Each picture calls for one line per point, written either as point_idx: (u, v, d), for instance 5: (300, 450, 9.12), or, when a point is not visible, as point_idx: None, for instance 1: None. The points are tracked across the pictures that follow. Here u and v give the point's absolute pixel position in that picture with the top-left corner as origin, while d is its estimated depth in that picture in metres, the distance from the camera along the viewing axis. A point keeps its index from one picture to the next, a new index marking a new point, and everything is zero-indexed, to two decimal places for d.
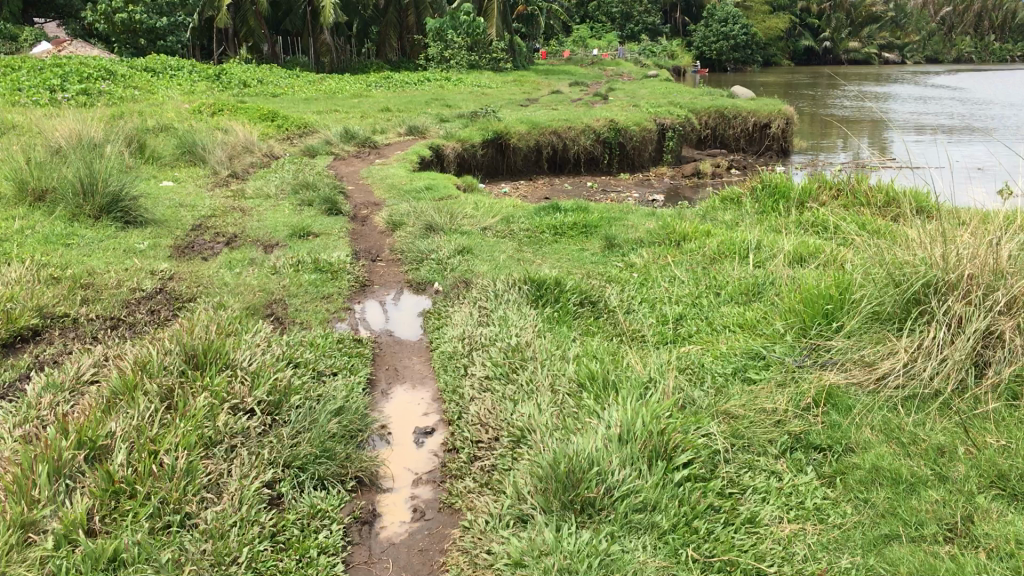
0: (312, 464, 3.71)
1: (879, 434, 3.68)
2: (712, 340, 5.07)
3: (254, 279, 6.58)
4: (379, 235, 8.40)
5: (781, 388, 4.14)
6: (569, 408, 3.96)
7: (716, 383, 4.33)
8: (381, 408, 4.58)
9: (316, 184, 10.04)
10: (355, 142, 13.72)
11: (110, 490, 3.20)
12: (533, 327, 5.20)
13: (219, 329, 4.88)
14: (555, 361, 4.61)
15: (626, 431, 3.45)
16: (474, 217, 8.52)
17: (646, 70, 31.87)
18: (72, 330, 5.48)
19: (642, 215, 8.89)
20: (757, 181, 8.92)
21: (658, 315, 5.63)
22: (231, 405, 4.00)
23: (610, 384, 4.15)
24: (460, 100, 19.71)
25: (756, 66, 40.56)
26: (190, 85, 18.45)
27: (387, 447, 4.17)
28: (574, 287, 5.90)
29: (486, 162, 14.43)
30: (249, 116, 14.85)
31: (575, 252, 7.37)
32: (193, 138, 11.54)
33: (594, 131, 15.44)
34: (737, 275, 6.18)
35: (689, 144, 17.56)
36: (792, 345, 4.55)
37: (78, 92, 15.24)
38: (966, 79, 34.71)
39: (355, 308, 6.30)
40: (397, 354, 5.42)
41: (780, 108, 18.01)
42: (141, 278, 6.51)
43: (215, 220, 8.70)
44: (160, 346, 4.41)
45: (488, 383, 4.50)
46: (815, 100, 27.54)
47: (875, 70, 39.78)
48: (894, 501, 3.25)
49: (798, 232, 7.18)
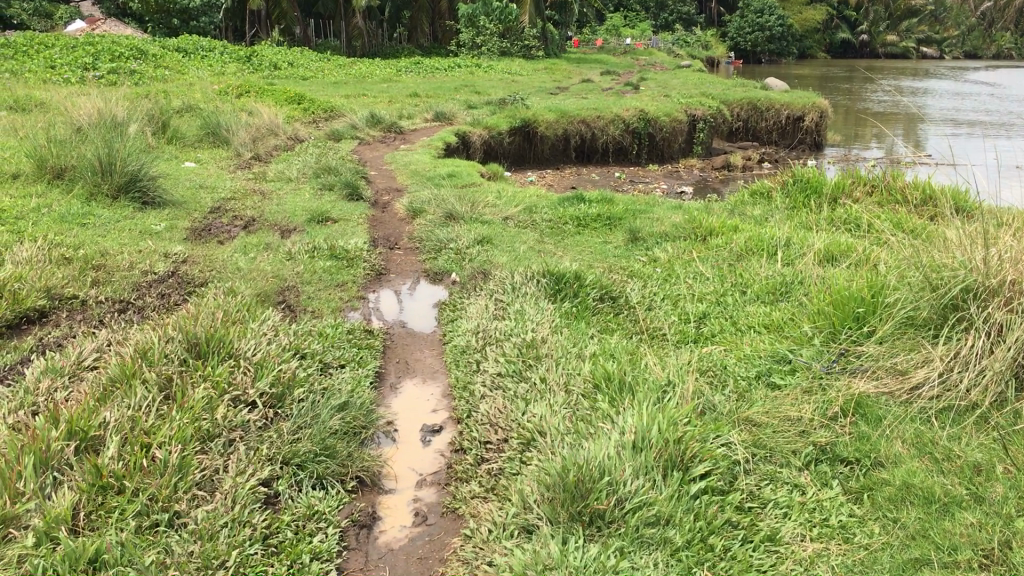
0: (311, 462, 3.56)
1: (911, 448, 3.46)
2: (736, 341, 4.86)
3: (268, 264, 6.44)
4: (398, 222, 8.25)
5: (806, 396, 3.93)
6: (582, 411, 3.77)
7: (739, 387, 4.14)
8: (389, 403, 4.42)
9: (338, 169, 9.89)
10: (381, 128, 13.56)
11: (97, 485, 3.06)
12: (549, 322, 5.02)
13: (226, 316, 4.74)
14: (571, 360, 4.43)
15: (640, 439, 3.27)
16: (496, 207, 8.34)
17: (678, 60, 31.47)
18: (80, 312, 5.37)
19: (668, 207, 8.66)
20: (789, 175, 8.67)
21: (681, 312, 5.44)
22: (231, 397, 3.87)
23: (626, 386, 3.96)
24: (489, 87, 19.49)
25: (791, 59, 39.97)
26: (220, 66, 18.38)
27: (392, 445, 4.01)
28: (594, 282, 5.70)
29: (513, 149, 14.25)
30: (275, 98, 14.73)
31: (597, 245, 7.17)
32: (216, 119, 11.43)
33: (623, 121, 15.18)
34: (765, 273, 5.96)
35: (721, 136, 17.27)
36: (820, 349, 4.34)
37: (108, 70, 15.22)
38: (1006, 75, 33.93)
39: (369, 296, 6.15)
40: (409, 346, 5.26)
41: (815, 101, 17.62)
42: (154, 260, 6.40)
43: (234, 202, 8.59)
44: (163, 333, 4.28)
45: (500, 380, 4.33)
46: (850, 93, 27.06)
47: (912, 65, 39.03)
48: (926, 522, 3.03)
49: (830, 230, 6.93)
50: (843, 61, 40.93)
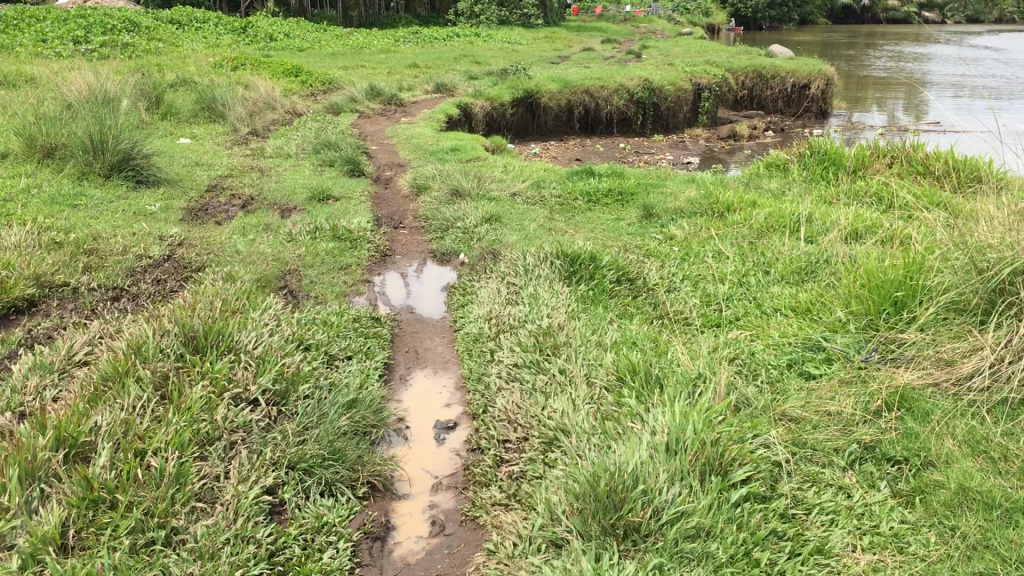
0: (319, 467, 3.31)
1: (963, 446, 3.19)
2: (763, 326, 4.61)
3: (268, 247, 6.17)
4: (402, 200, 7.96)
5: (845, 387, 3.68)
6: (608, 407, 3.53)
7: (771, 377, 3.90)
8: (399, 398, 4.18)
9: (338, 143, 9.59)
10: (381, 100, 13.21)
11: (87, 499, 2.82)
12: (566, 307, 4.77)
13: (224, 305, 4.49)
14: (592, 349, 4.18)
15: (674, 441, 3.03)
16: (503, 182, 8.05)
17: (680, 27, 30.97)
18: (71, 301, 5.11)
19: (680, 181, 8.39)
20: (804, 147, 8.36)
21: (703, 294, 5.20)
22: (232, 395, 3.64)
23: (654, 379, 3.71)
24: (489, 57, 19.09)
25: (793, 26, 39.32)
26: (215, 38, 17.98)
27: (403, 444, 3.77)
28: (610, 263, 5.43)
29: (516, 121, 13.92)
30: (272, 70, 14.38)
31: (610, 222, 6.90)
32: (212, 92, 11.10)
33: (628, 90, 14.84)
34: (788, 251, 5.69)
35: (726, 105, 16.94)
36: (856, 337, 4.09)
37: (101, 43, 14.87)
38: (1010, 39, 33.38)
39: (375, 280, 5.89)
40: (417, 333, 5.01)
41: (822, 68, 17.23)
42: (149, 244, 6.13)
43: (232, 180, 8.31)
44: (158, 326, 4.02)
45: (517, 371, 4.08)
46: (853, 59, 26.67)
47: (915, 29, 38.41)
48: (987, 531, 2.77)
49: (854, 205, 6.65)
50: (844, 27, 40.28)
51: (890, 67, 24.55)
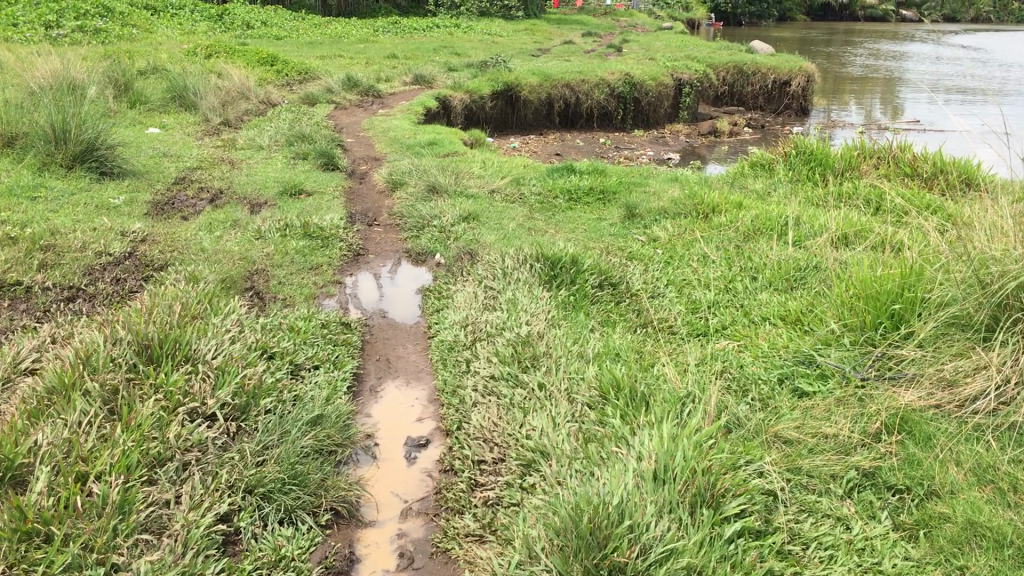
0: (279, 492, 3.08)
1: (969, 475, 2.99)
2: (751, 336, 4.41)
3: (235, 244, 5.90)
4: (377, 195, 7.69)
5: (841, 406, 3.48)
6: (590, 428, 3.32)
7: (762, 393, 3.71)
8: (369, 412, 3.94)
9: (312, 136, 9.29)
10: (358, 91, 12.90)
11: (20, 531, 2.56)
12: (546, 314, 4.54)
13: (184, 310, 4.22)
14: (573, 361, 3.96)
15: (662, 469, 2.82)
16: (482, 179, 7.79)
17: (660, 22, 30.78)
18: (23, 301, 4.82)
19: (663, 179, 8.17)
20: (789, 146, 8.14)
21: (688, 302, 5.00)
22: (188, 410, 3.39)
23: (639, 397, 3.49)
24: (470, 49, 18.82)
25: (772, 21, 39.23)
26: (190, 25, 17.58)
27: (371, 463, 3.54)
28: (592, 266, 5.20)
29: (496, 114, 13.67)
30: (246, 58, 14.02)
31: (592, 222, 6.68)
32: (183, 81, 10.77)
33: (608, 85, 14.63)
34: (775, 256, 5.48)
35: (706, 101, 16.70)
36: (851, 352, 3.89)
37: (73, 28, 14.47)
38: (987, 39, 33.47)
39: (347, 281, 5.64)
40: (390, 340, 4.77)
41: (802, 65, 17.02)
42: (110, 239, 5.84)
43: (201, 173, 8.01)
44: (111, 333, 3.75)
45: (494, 385, 3.85)
46: (831, 56, 26.63)
47: (892, 28, 38.46)
48: (1000, 570, 2.56)
49: (842, 208, 6.46)
50: (822, 24, 40.24)
51: (868, 65, 24.47)
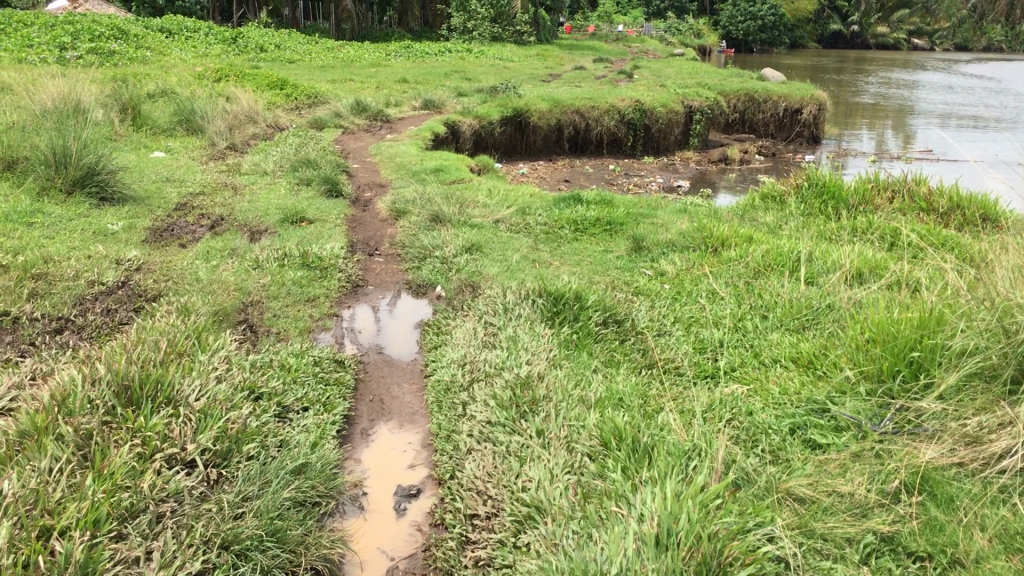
0: (256, 549, 2.91)
1: (995, 542, 2.80)
2: (760, 381, 4.23)
3: (231, 274, 5.75)
4: (379, 224, 7.54)
5: (857, 464, 3.30)
6: (589, 483, 3.15)
7: (772, 446, 3.55)
8: (358, 458, 3.78)
9: (317, 161, 9.16)
10: (367, 116, 12.81)
11: None
12: (547, 353, 4.36)
13: (171, 346, 4.05)
14: (574, 405, 3.78)
15: (665, 533, 2.65)
16: (486, 208, 7.63)
17: (671, 48, 30.69)
18: (10, 333, 4.66)
19: (672, 210, 7.99)
20: (801, 178, 7.95)
21: (696, 341, 4.83)
22: (166, 456, 3.23)
23: (642, 448, 3.30)
24: (480, 74, 18.75)
25: (783, 49, 39.20)
26: (203, 47, 17.58)
27: (358, 515, 3.38)
28: (597, 303, 5.02)
29: (504, 139, 13.54)
30: (256, 82, 13.95)
31: (598, 255, 6.51)
32: (190, 104, 10.67)
33: (619, 111, 14.50)
34: (787, 294, 5.30)
35: (718, 128, 16.50)
36: (867, 402, 3.70)
37: (87, 50, 14.44)
38: (999, 68, 33.33)
39: (344, 313, 5.47)
40: (385, 379, 4.60)
41: (814, 93, 16.87)
42: (105, 268, 5.69)
43: (203, 198, 7.88)
44: (91, 372, 3.58)
45: (490, 431, 3.68)
46: (843, 84, 26.46)
47: (903, 56, 38.38)
48: None
49: (857, 244, 6.27)
50: (833, 51, 40.06)
51: (880, 93, 24.33)
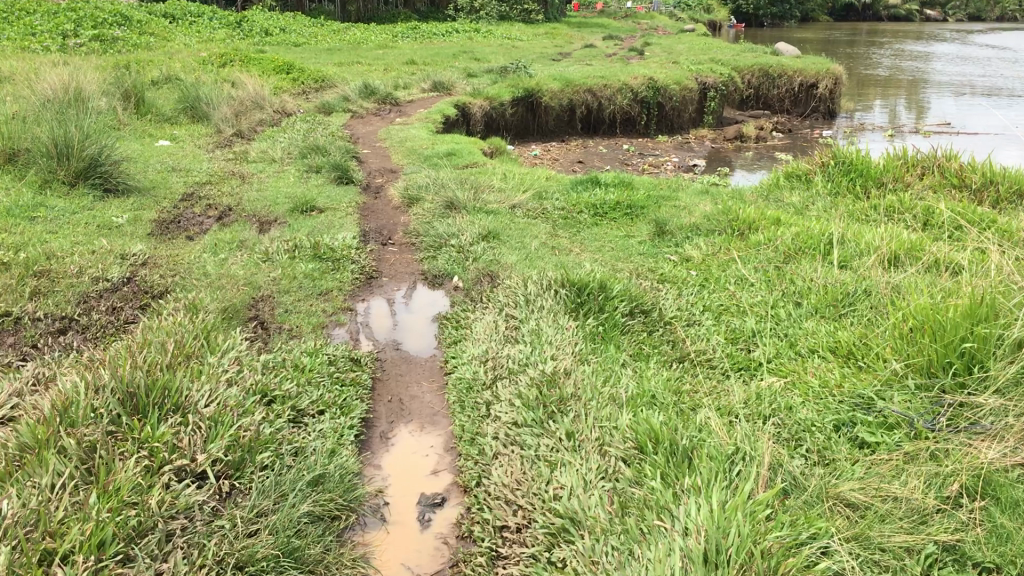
0: (272, 571, 2.73)
1: None
2: (798, 373, 4.01)
3: (241, 268, 5.54)
4: (392, 211, 7.33)
5: (912, 466, 3.08)
6: (626, 491, 2.94)
7: (818, 445, 3.34)
8: (378, 465, 3.59)
9: (326, 148, 8.94)
10: (376, 99, 12.56)
11: None
12: (572, 347, 4.15)
13: (178, 348, 3.85)
14: (605, 405, 3.57)
15: (713, 550, 2.44)
16: (501, 192, 7.40)
17: (681, 23, 30.25)
18: (11, 334, 4.47)
19: (693, 192, 7.75)
20: (826, 156, 7.70)
21: (727, 331, 4.61)
22: (175, 468, 3.04)
23: (681, 453, 3.09)
24: (489, 54, 18.46)
25: (794, 22, 38.67)
26: (208, 32, 17.34)
27: (380, 527, 3.19)
28: (622, 292, 4.79)
29: (516, 121, 13.28)
30: (262, 67, 13.71)
31: (619, 240, 6.29)
32: (195, 91, 10.46)
33: (631, 90, 14.23)
34: (820, 279, 5.06)
35: (732, 105, 16.18)
36: (916, 400, 3.48)
37: (91, 38, 14.23)
38: (1013, 38, 32.79)
39: (358, 307, 5.27)
40: (403, 377, 4.40)
41: (830, 67, 16.53)
42: (110, 263, 5.49)
43: (210, 188, 7.67)
44: (94, 378, 3.38)
45: (516, 433, 3.47)
46: (855, 57, 26.10)
47: (916, 28, 37.79)
48: None
49: (890, 224, 6.02)
50: (844, 24, 39.53)
51: (893, 66, 23.91)
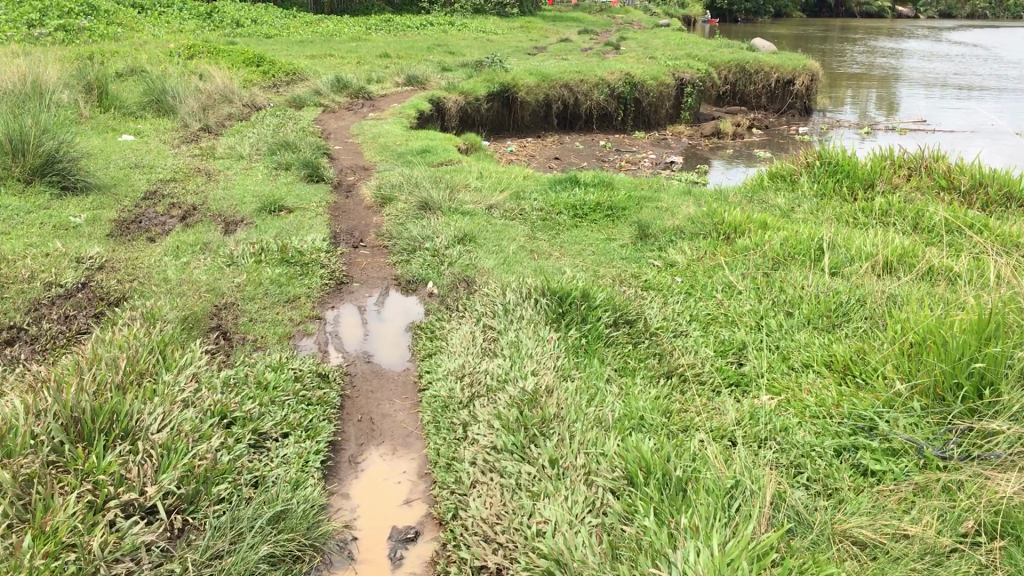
0: None
1: None
2: (793, 390, 3.78)
3: (203, 273, 5.24)
4: (364, 212, 7.04)
5: (921, 499, 2.88)
6: (617, 528, 2.70)
7: (820, 472, 3.12)
8: (346, 494, 3.34)
9: (296, 144, 8.62)
10: (348, 93, 12.23)
11: None
12: (554, 361, 3.90)
13: (131, 365, 3.55)
14: (591, 428, 3.33)
15: None
16: (478, 192, 7.13)
17: (657, 18, 30.05)
18: None
19: (675, 193, 7.52)
20: (811, 156, 7.51)
21: (717, 344, 4.38)
22: (121, 504, 2.75)
23: (674, 485, 2.86)
24: (464, 47, 18.15)
25: (767, 17, 38.61)
26: (177, 23, 16.91)
27: (347, 567, 2.93)
28: (606, 301, 4.53)
29: (492, 116, 13.00)
30: (231, 58, 13.33)
31: (600, 243, 6.05)
32: (162, 83, 10.09)
33: (608, 85, 14.01)
34: (812, 287, 4.85)
35: (709, 101, 16.05)
36: (922, 426, 3.27)
37: (56, 27, 13.78)
38: (984, 35, 32.97)
39: (327, 315, 4.99)
40: (374, 393, 4.14)
41: (807, 63, 16.36)
42: (64, 266, 5.18)
43: (174, 186, 7.35)
44: (34, 402, 3.07)
45: (495, 459, 3.22)
46: (828, 53, 26.09)
47: (888, 25, 37.78)
48: None
49: (879, 228, 5.83)
50: (817, 20, 39.58)
51: (866, 62, 23.86)
